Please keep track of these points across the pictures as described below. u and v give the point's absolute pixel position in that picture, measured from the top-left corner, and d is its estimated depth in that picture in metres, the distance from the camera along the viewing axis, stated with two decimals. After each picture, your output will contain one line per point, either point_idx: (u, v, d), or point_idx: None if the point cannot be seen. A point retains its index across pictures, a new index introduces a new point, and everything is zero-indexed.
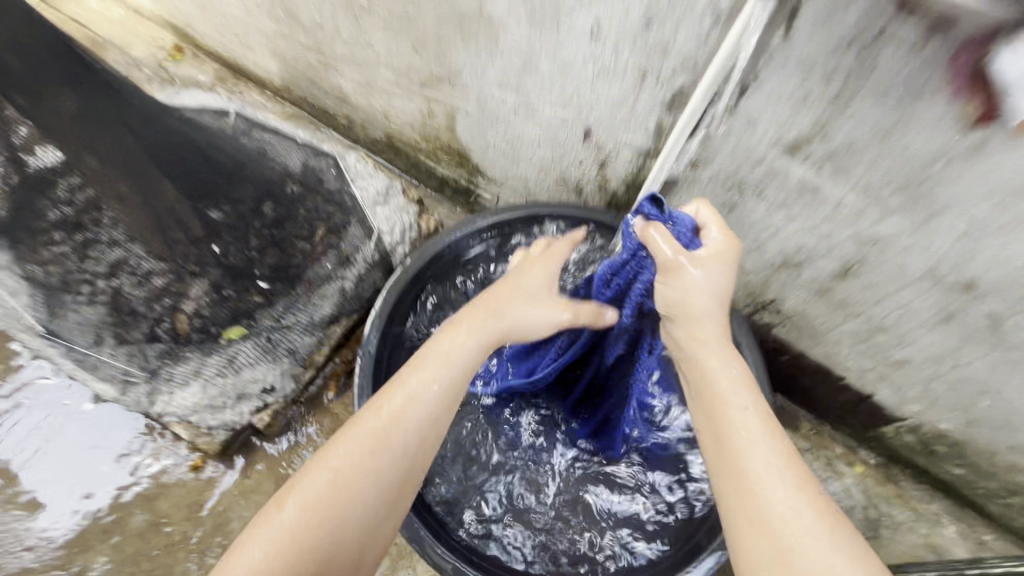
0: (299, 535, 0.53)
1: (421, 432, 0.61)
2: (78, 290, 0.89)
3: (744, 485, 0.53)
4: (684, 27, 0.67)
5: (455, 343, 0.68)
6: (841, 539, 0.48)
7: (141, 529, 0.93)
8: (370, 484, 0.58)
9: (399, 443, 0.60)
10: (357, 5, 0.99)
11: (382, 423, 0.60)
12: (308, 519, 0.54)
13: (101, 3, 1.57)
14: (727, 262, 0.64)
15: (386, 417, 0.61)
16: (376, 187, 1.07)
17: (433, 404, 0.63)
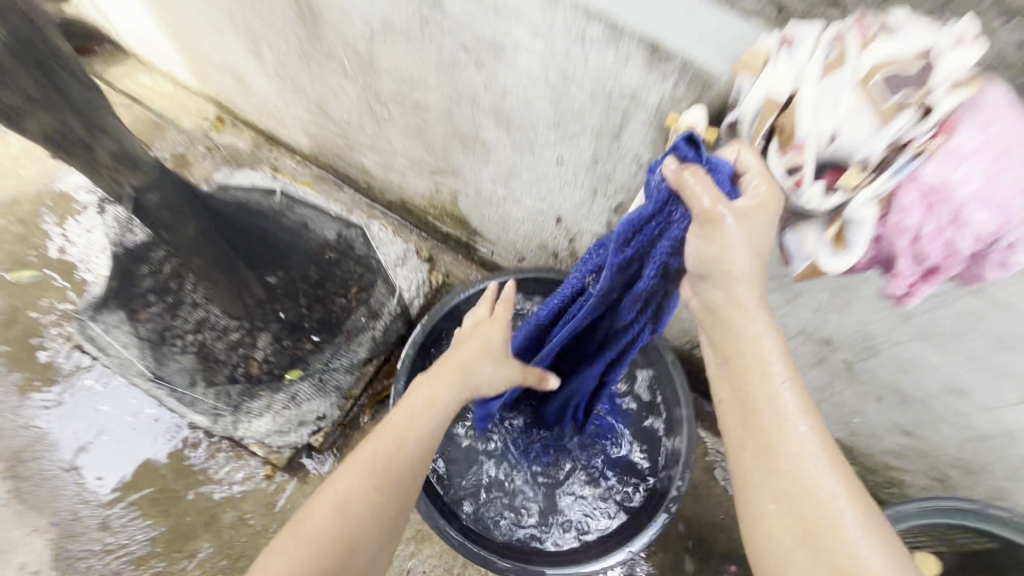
0: (317, 550, 0.64)
1: (413, 465, 0.74)
2: (174, 342, 1.19)
3: (776, 468, 0.57)
4: (619, 167, 0.95)
5: (438, 392, 0.80)
6: (863, 514, 0.54)
7: (231, 523, 1.12)
8: (373, 507, 0.69)
9: (392, 472, 0.72)
10: (379, 116, 1.26)
11: (383, 457, 0.73)
12: (318, 544, 0.64)
13: (152, 80, 1.83)
14: (771, 212, 0.61)
15: (385, 452, 0.73)
16: (396, 253, 1.36)
17: (421, 443, 0.76)
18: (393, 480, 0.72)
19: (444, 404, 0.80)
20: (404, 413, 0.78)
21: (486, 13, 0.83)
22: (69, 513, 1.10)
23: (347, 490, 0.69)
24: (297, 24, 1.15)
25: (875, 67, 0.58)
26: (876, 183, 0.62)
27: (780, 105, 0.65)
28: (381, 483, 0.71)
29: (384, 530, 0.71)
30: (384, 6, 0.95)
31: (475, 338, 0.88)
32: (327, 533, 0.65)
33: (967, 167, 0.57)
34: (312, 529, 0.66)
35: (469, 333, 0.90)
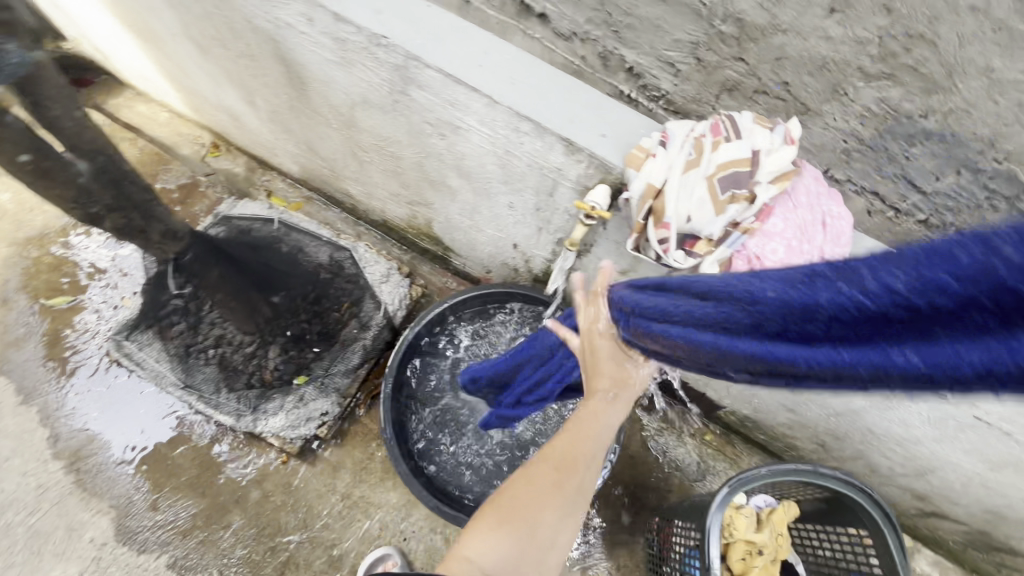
0: (510, 515, 0.71)
1: (592, 459, 0.78)
2: (200, 355, 1.43)
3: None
4: (556, 215, 1.19)
5: (598, 405, 0.81)
6: None
7: (257, 500, 1.39)
8: (554, 495, 0.73)
9: (570, 460, 0.76)
10: (361, 159, 1.48)
11: (565, 450, 0.77)
12: (511, 509, 0.72)
13: (148, 109, 1.97)
14: None
15: (566, 448, 0.77)
16: (380, 271, 1.60)
17: (595, 444, 0.79)
18: (577, 473, 0.76)
19: (606, 413, 0.80)
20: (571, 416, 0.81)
21: (445, 105, 1.06)
22: (125, 497, 1.36)
23: (540, 478, 0.74)
24: (288, 87, 1.36)
25: (720, 167, 0.86)
26: (719, 251, 0.89)
27: (656, 189, 0.91)
28: (569, 473, 0.75)
29: (554, 525, 0.72)
30: (363, 87, 1.17)
31: (613, 360, 0.84)
32: (517, 506, 0.72)
33: (775, 243, 0.87)
34: (509, 499, 0.73)
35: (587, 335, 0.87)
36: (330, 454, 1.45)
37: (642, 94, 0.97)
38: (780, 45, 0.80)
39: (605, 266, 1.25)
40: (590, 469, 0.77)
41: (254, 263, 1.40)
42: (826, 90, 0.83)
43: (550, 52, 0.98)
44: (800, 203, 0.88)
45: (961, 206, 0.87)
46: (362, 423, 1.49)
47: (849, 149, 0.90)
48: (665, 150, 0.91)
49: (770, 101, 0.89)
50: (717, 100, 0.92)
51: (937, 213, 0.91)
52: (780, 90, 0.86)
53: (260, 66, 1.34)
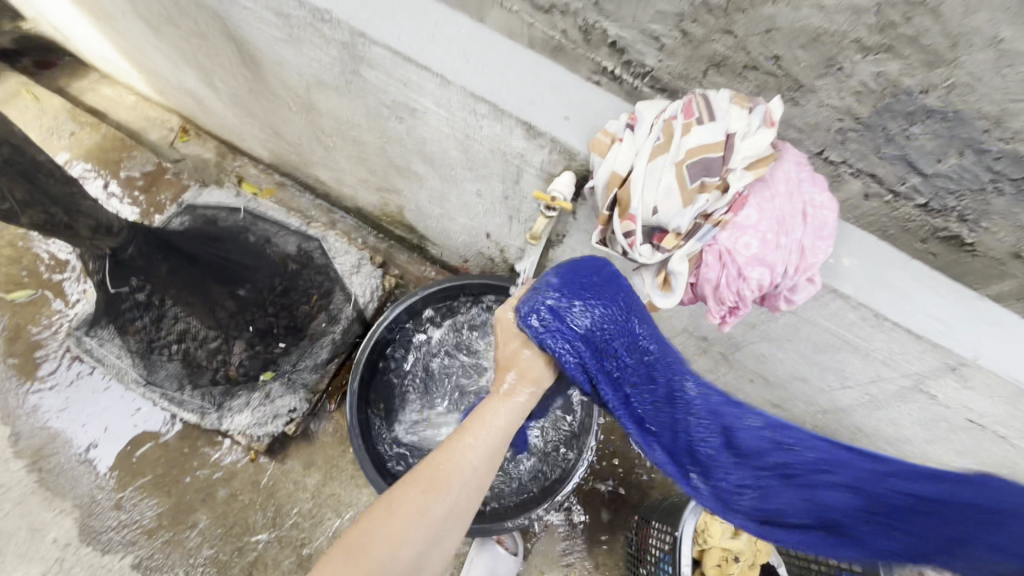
0: (360, 549, 0.63)
1: (474, 475, 0.69)
2: (162, 351, 1.35)
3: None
4: (524, 203, 1.11)
5: (485, 409, 0.75)
6: None
7: (224, 498, 1.35)
8: (419, 522, 0.64)
9: (442, 475, 0.67)
10: (326, 144, 1.40)
11: (441, 466, 0.68)
12: (365, 540, 0.64)
13: (114, 91, 1.88)
14: None
15: (444, 461, 0.68)
16: (350, 262, 1.57)
17: (477, 460, 0.69)
18: (447, 494, 0.67)
19: (496, 419, 0.73)
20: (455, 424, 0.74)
21: (398, 85, 0.98)
22: (88, 496, 1.32)
23: (404, 501, 0.66)
24: (243, 68, 1.27)
25: (690, 153, 0.77)
26: (687, 245, 0.81)
27: (622, 177, 0.84)
28: (437, 494, 0.66)
29: (414, 554, 0.64)
30: (315, 66, 1.08)
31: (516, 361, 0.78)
32: (372, 534, 0.64)
33: (748, 237, 0.78)
34: (366, 529, 0.65)
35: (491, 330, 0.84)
36: (300, 451, 1.41)
37: (626, 71, 0.86)
38: (771, 16, 0.69)
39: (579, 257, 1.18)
40: (468, 487, 0.68)
41: (205, 256, 1.25)
42: (819, 64, 0.72)
43: (526, 26, 0.86)
44: (779, 193, 0.79)
45: (963, 188, 0.75)
46: (333, 419, 1.45)
47: (842, 129, 0.78)
48: (632, 134, 0.83)
49: (759, 76, 0.78)
50: (705, 77, 0.81)
51: (938, 196, 0.78)
52: (770, 64, 0.75)
53: (211, 45, 1.26)
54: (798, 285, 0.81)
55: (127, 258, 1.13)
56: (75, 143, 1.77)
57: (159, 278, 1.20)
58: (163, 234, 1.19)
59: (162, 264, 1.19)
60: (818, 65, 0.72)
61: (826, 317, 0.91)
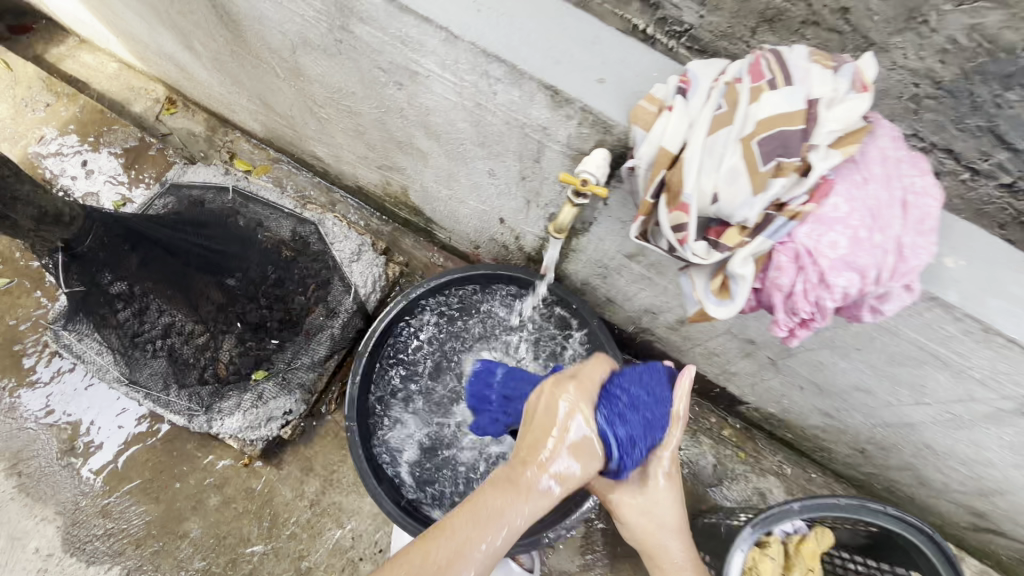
0: None
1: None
2: (145, 347, 1.23)
3: (654, 511, 0.88)
4: (545, 185, 0.95)
5: (506, 502, 0.73)
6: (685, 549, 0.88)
7: (217, 506, 1.25)
8: None
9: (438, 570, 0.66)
10: (319, 116, 1.24)
11: (441, 561, 0.66)
12: None
13: (96, 59, 1.72)
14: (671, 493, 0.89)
15: (445, 558, 0.67)
16: (350, 248, 1.41)
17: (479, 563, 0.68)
18: None
19: (513, 516, 0.72)
20: (472, 503, 0.72)
21: (395, 43, 0.82)
22: (72, 504, 1.23)
23: None
24: (221, 27, 1.11)
25: (760, 125, 0.61)
26: (755, 243, 0.64)
27: (672, 157, 0.67)
28: None
29: None
30: (298, 22, 0.92)
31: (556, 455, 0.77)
32: None
33: (835, 233, 0.61)
34: None
35: (549, 403, 0.82)
36: (298, 456, 1.30)
37: (660, 30, 0.77)
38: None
39: (609, 248, 1.02)
40: None
41: (182, 244, 1.10)
42: (899, 17, 0.64)
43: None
44: (873, 176, 0.62)
45: None
46: (333, 422, 1.34)
47: (918, 96, 0.70)
48: (685, 102, 0.67)
49: (820, 34, 0.68)
50: (754, 35, 0.71)
51: None
52: (835, 18, 0.66)
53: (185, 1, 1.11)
54: (891, 292, 0.64)
55: (86, 251, 1.03)
56: (50, 115, 1.62)
57: (129, 272, 1.08)
58: (130, 222, 1.06)
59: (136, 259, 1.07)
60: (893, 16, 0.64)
61: (915, 328, 0.75)
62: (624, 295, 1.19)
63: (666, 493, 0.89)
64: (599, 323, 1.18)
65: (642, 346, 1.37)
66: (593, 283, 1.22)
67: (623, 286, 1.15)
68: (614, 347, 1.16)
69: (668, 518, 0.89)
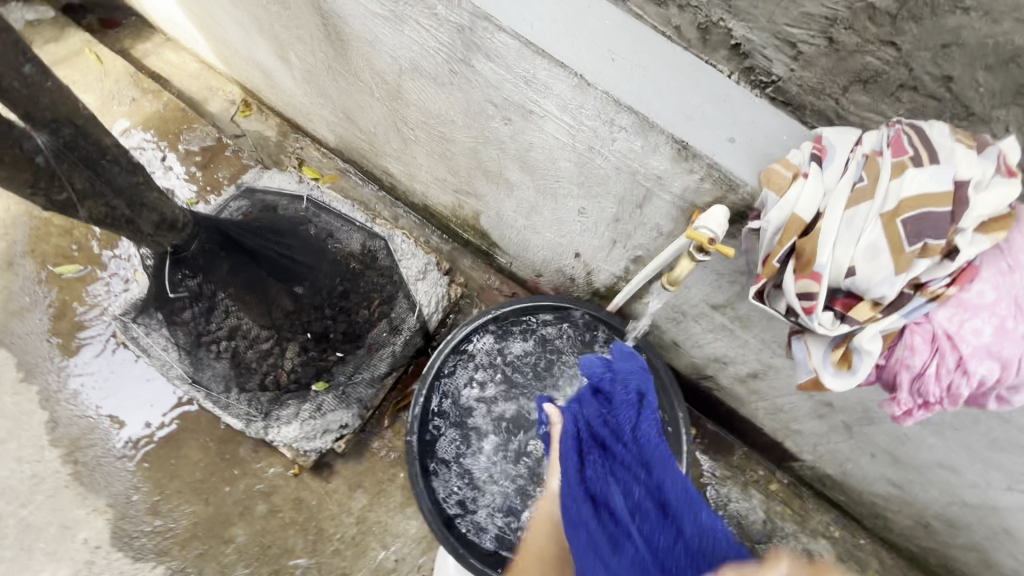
0: None
1: None
2: (210, 347, 1.21)
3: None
4: (639, 230, 0.95)
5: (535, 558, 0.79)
6: None
7: (264, 514, 1.25)
8: None
9: None
10: (406, 136, 1.25)
11: None
12: None
13: (179, 57, 1.77)
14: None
15: None
16: (417, 266, 1.42)
17: None
18: None
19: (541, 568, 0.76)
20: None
21: (517, 82, 0.84)
22: (123, 497, 1.23)
23: None
24: (326, 44, 1.14)
25: (904, 203, 0.60)
26: (887, 320, 0.64)
27: (805, 224, 0.66)
28: None
29: None
30: (414, 50, 0.94)
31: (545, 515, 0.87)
32: None
33: (979, 320, 0.60)
34: None
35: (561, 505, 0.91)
36: (346, 470, 1.30)
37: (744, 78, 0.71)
38: (956, 27, 0.56)
39: (692, 296, 1.01)
40: None
41: (261, 251, 1.11)
42: (1008, 91, 0.58)
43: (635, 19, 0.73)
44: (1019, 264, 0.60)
45: None
46: (385, 439, 1.33)
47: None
48: (820, 171, 0.65)
49: (916, 99, 0.63)
50: (845, 95, 0.65)
51: None
52: (938, 86, 0.61)
53: (295, 18, 1.14)
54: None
55: (190, 255, 1.04)
56: (133, 109, 1.66)
57: (218, 277, 1.08)
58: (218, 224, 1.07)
59: (231, 267, 1.09)
60: (1005, 91, 0.58)
61: None
62: (693, 341, 1.18)
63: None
64: (664, 365, 1.15)
65: (701, 393, 1.34)
66: (662, 326, 1.20)
67: (696, 333, 1.14)
68: (678, 392, 1.13)
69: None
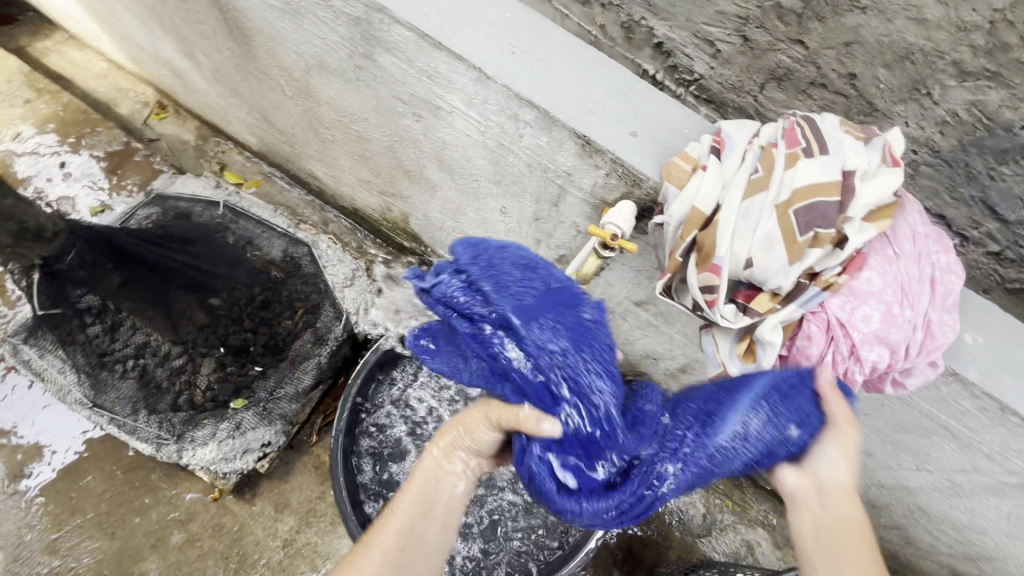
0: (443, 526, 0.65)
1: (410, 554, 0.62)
2: (115, 367, 1.14)
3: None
4: (558, 229, 0.94)
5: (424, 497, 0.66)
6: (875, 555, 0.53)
7: (180, 544, 1.16)
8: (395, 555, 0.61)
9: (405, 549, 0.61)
10: (324, 136, 1.19)
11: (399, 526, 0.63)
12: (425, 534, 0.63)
13: (82, 56, 1.65)
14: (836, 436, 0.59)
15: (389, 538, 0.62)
16: (344, 273, 1.32)
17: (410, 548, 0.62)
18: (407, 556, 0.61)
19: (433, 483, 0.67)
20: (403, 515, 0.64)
21: (421, 77, 0.81)
22: (14, 537, 1.12)
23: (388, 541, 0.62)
24: (229, 40, 1.08)
25: (797, 194, 0.60)
26: (785, 311, 0.64)
27: (705, 217, 0.66)
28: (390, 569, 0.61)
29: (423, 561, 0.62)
30: (317, 45, 0.90)
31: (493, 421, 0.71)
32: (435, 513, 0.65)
33: (868, 307, 0.62)
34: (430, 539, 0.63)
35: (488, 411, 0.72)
36: (272, 490, 1.22)
37: (670, 77, 0.80)
38: (856, 25, 0.64)
39: (617, 294, 1.00)
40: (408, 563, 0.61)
41: (152, 261, 1.07)
42: (904, 87, 0.67)
43: (562, 18, 0.82)
44: (904, 252, 0.62)
45: None
46: (314, 455, 1.26)
47: (914, 162, 0.73)
48: (719, 163, 0.66)
49: (826, 95, 0.71)
50: (761, 91, 0.75)
51: (1015, 245, 0.73)
52: (843, 82, 0.69)
53: (194, 11, 1.07)
54: (916, 368, 0.65)
55: (65, 268, 0.99)
56: (29, 111, 1.53)
57: (107, 289, 1.05)
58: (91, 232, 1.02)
59: (123, 280, 1.05)
60: (901, 88, 0.67)
61: (929, 400, 0.79)
62: (625, 339, 1.17)
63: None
64: None
65: None
66: None
67: (625, 331, 1.13)
68: None
69: (853, 520, 0.54)
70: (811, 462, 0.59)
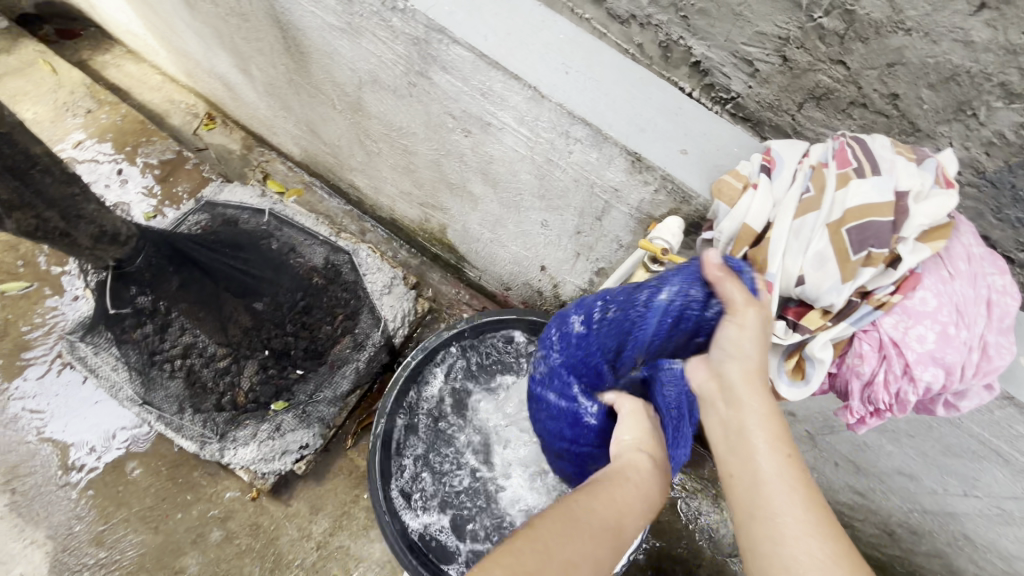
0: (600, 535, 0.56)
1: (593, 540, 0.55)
2: (165, 366, 1.18)
3: (758, 481, 0.54)
4: (600, 242, 0.96)
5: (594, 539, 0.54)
6: (784, 445, 0.55)
7: (219, 541, 1.19)
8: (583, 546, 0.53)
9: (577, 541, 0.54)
10: (369, 149, 1.24)
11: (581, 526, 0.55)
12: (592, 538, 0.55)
13: (140, 70, 1.74)
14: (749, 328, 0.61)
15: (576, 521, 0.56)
16: (382, 281, 1.36)
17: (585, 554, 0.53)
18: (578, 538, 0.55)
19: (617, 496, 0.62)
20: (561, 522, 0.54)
21: (474, 94, 0.84)
22: (64, 528, 1.16)
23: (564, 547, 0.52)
24: (285, 56, 1.13)
25: (850, 214, 0.61)
26: (837, 328, 0.65)
27: (755, 233, 0.67)
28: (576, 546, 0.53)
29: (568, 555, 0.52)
30: (372, 62, 0.94)
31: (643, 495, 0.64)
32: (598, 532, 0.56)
33: (923, 327, 0.62)
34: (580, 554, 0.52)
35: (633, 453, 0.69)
36: (308, 491, 1.25)
37: (705, 94, 0.82)
38: (899, 47, 0.65)
39: None
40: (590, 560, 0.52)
41: (208, 266, 1.09)
42: (949, 109, 0.67)
43: (600, 37, 0.84)
44: (959, 272, 0.62)
45: None
46: (349, 459, 1.29)
47: (959, 183, 0.73)
48: (769, 181, 0.67)
49: (866, 115, 0.72)
50: (800, 109, 0.76)
51: None
52: (885, 102, 0.70)
53: (253, 28, 1.13)
54: (971, 390, 0.65)
55: (134, 271, 1.00)
56: (90, 121, 1.61)
57: (166, 292, 1.06)
58: (161, 236, 1.03)
59: (180, 284, 1.06)
60: (945, 108, 0.67)
61: (981, 423, 0.78)
62: None
63: (814, 553, 0.48)
64: None
65: None
66: None
67: None
68: None
69: (762, 413, 0.57)
70: (719, 370, 0.62)
